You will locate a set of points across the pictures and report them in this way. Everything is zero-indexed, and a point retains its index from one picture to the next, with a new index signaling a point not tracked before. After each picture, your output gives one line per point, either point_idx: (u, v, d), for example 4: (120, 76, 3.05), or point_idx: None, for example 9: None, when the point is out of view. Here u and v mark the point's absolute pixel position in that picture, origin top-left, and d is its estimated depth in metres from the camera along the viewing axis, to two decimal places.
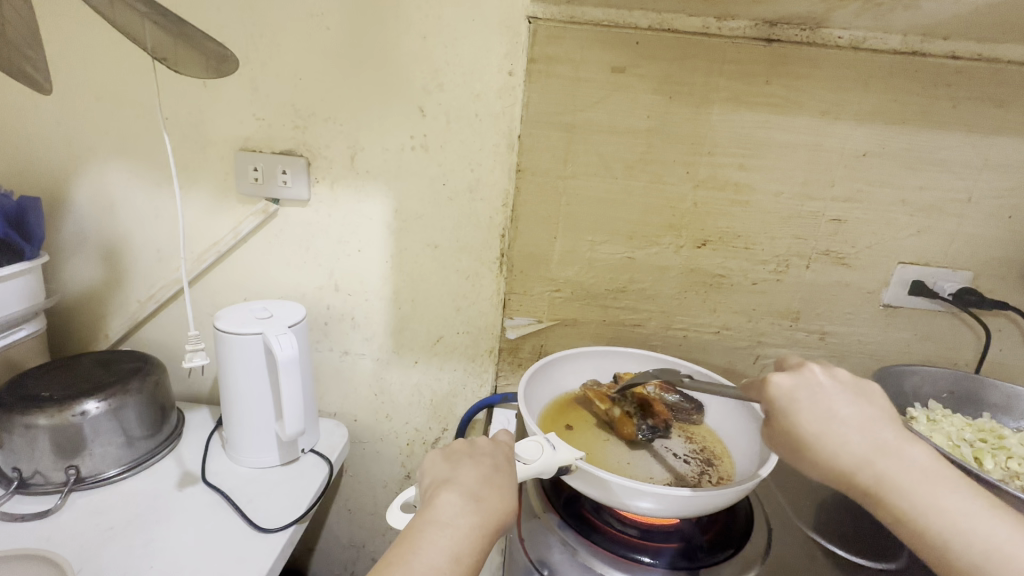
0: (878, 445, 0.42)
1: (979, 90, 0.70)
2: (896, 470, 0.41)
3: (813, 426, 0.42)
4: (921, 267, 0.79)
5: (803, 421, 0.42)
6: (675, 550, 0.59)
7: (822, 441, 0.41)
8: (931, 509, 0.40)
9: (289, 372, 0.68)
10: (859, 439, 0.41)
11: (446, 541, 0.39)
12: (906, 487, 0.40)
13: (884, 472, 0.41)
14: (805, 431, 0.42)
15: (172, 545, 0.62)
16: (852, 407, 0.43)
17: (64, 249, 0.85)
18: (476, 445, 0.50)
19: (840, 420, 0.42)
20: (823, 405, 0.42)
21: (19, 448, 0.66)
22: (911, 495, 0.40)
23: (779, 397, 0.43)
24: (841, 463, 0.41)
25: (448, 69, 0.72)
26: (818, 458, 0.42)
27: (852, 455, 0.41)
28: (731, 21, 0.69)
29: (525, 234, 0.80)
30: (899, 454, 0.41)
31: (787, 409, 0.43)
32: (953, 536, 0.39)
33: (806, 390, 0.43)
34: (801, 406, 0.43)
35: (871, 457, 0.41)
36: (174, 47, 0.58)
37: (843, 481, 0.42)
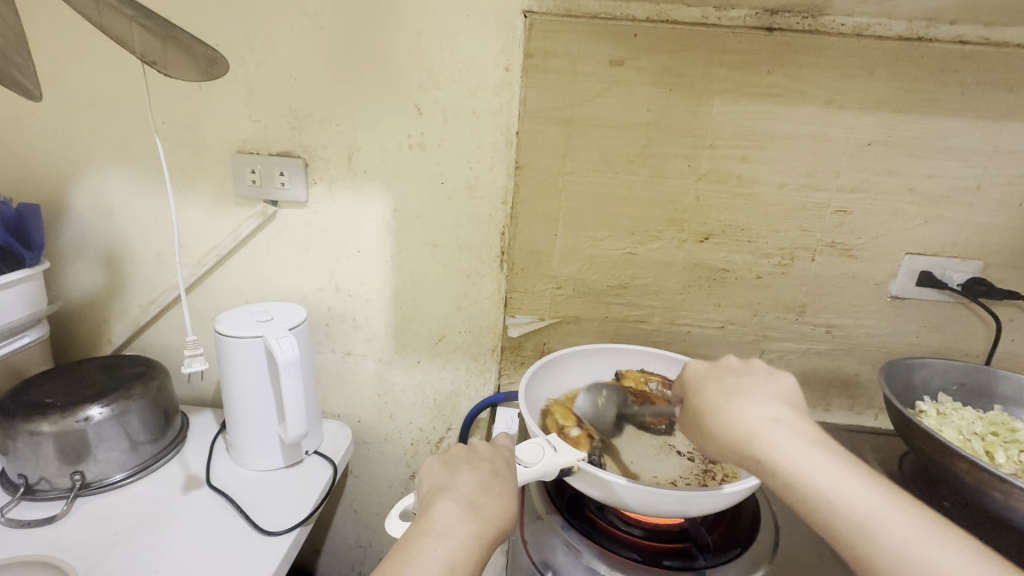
0: (770, 418, 0.44)
1: (987, 75, 0.68)
2: (785, 436, 0.43)
3: (713, 399, 0.48)
4: (929, 258, 0.78)
5: (705, 395, 0.49)
6: (682, 550, 0.58)
7: (720, 413, 0.47)
8: (815, 479, 0.40)
9: (290, 375, 0.68)
10: (752, 407, 0.45)
11: (441, 551, 0.39)
12: (791, 454, 0.41)
13: (775, 438, 0.43)
14: (707, 401, 0.48)
15: (176, 551, 0.62)
16: (751, 385, 0.48)
17: (65, 256, 0.86)
18: (476, 450, 0.49)
19: (738, 394, 0.47)
20: (728, 383, 0.49)
21: (24, 456, 0.66)
22: (796, 463, 0.41)
23: (692, 383, 0.51)
24: (736, 431, 0.45)
25: (444, 66, 0.72)
26: (719, 426, 0.46)
27: (744, 421, 0.45)
28: (731, 11, 0.67)
29: (525, 231, 0.79)
30: (792, 427, 0.44)
31: (697, 386, 0.51)
32: (835, 505, 0.38)
33: (715, 372, 0.51)
34: (707, 386, 0.50)
35: (763, 425, 0.44)
36: (163, 49, 0.58)
37: (735, 449, 0.44)
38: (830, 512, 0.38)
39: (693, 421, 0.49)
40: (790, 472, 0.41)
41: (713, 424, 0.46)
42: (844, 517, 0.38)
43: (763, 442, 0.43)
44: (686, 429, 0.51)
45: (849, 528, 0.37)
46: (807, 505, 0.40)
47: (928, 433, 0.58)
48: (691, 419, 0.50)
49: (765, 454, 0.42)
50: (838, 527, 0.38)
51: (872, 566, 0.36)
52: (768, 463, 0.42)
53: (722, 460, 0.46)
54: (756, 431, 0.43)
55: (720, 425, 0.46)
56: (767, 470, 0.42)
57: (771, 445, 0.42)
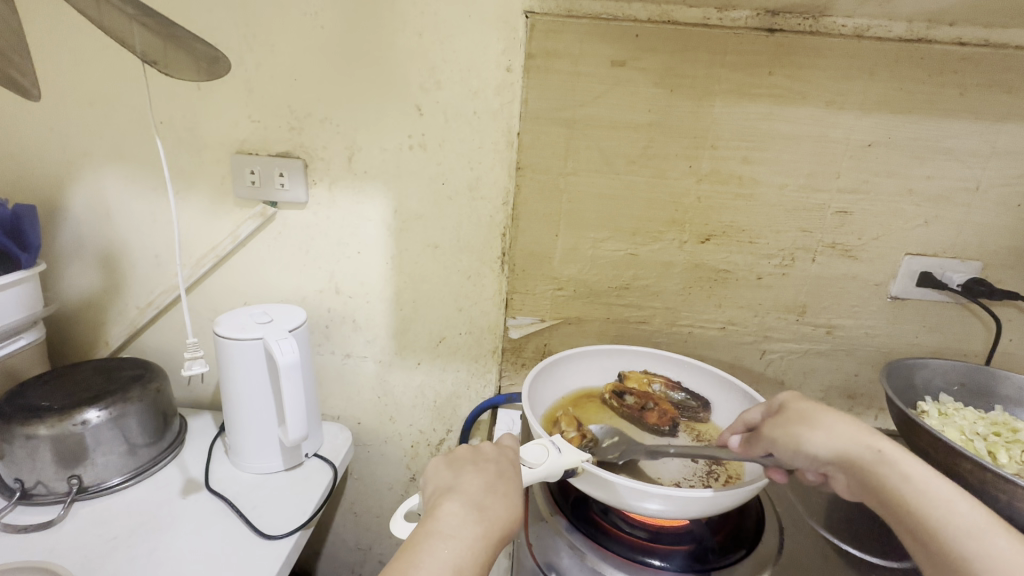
0: (881, 435, 0.49)
1: (986, 76, 0.69)
2: (898, 448, 0.48)
3: (828, 407, 0.53)
4: (929, 258, 0.78)
5: (815, 404, 0.53)
6: (687, 552, 0.58)
7: (834, 416, 0.51)
8: (930, 483, 0.44)
9: (290, 376, 0.67)
10: (863, 423, 0.51)
11: (447, 553, 0.38)
12: (911, 463, 0.46)
13: (891, 445, 0.48)
14: (818, 407, 0.53)
15: (177, 555, 0.62)
16: None
17: (61, 257, 0.85)
18: (480, 450, 0.49)
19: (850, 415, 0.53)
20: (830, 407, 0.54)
21: (20, 459, 0.65)
22: (919, 470, 0.45)
23: (796, 394, 0.56)
24: (853, 431, 0.49)
25: (446, 67, 0.71)
26: (833, 422, 0.50)
27: (861, 427, 0.49)
28: (733, 12, 0.68)
29: (526, 232, 0.79)
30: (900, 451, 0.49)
31: (803, 398, 0.55)
32: (949, 507, 0.42)
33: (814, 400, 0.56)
34: (812, 400, 0.55)
35: (878, 434, 0.49)
36: (163, 49, 0.58)
37: (849, 443, 0.48)
38: (946, 512, 0.42)
39: (791, 416, 0.53)
40: (912, 472, 0.45)
41: (826, 419, 0.51)
42: (961, 517, 0.41)
43: (882, 444, 0.48)
44: (772, 424, 0.54)
45: (963, 525, 0.41)
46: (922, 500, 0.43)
47: (931, 434, 0.58)
48: (790, 414, 0.53)
49: (887, 451, 0.47)
50: (948, 525, 0.41)
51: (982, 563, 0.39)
52: (886, 458, 0.46)
53: (820, 450, 0.49)
54: (877, 436, 0.48)
55: (834, 422, 0.50)
56: (886, 467, 0.46)
57: (892, 450, 0.47)
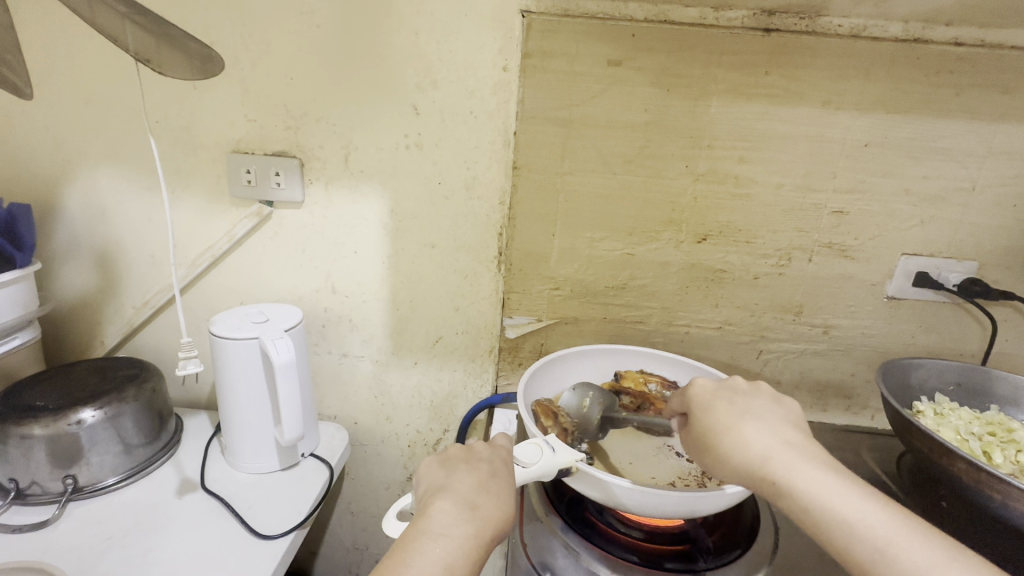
0: (785, 441, 0.45)
1: (983, 76, 0.69)
2: (798, 461, 0.44)
3: (725, 417, 0.48)
4: (926, 258, 0.78)
5: (716, 414, 0.49)
6: (682, 552, 0.58)
7: (732, 433, 0.47)
8: (833, 504, 0.41)
9: (286, 376, 0.67)
10: (764, 429, 0.46)
11: (439, 552, 0.38)
12: (811, 476, 0.42)
13: (789, 460, 0.44)
14: (718, 422, 0.48)
15: (172, 555, 0.62)
16: (759, 407, 0.49)
17: (57, 256, 0.84)
18: (473, 450, 0.49)
19: (752, 414, 0.48)
20: (737, 404, 0.50)
21: (14, 459, 0.65)
22: (819, 488, 0.42)
23: (699, 398, 0.52)
24: (749, 451, 0.45)
25: (442, 66, 0.71)
26: (730, 446, 0.46)
27: (758, 442, 0.45)
28: (730, 11, 0.67)
29: (523, 232, 0.79)
30: (805, 451, 0.45)
31: (706, 405, 0.51)
32: (854, 528, 0.40)
33: (722, 394, 0.51)
34: (716, 406, 0.50)
35: (776, 447, 0.45)
36: (158, 48, 0.58)
37: (747, 469, 0.45)
38: (848, 537, 0.40)
39: (699, 440, 0.50)
40: (808, 495, 0.42)
41: (726, 442, 0.47)
42: (863, 540, 0.39)
43: (780, 464, 0.43)
44: (688, 442, 0.51)
45: (867, 551, 0.39)
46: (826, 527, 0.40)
47: (926, 434, 0.58)
48: (698, 434, 0.50)
49: (783, 478, 0.43)
50: (854, 553, 0.39)
51: None
52: (786, 484, 0.43)
53: (729, 480, 0.46)
54: (772, 454, 0.44)
55: (733, 443, 0.46)
56: (785, 495, 0.42)
57: (789, 468, 0.43)
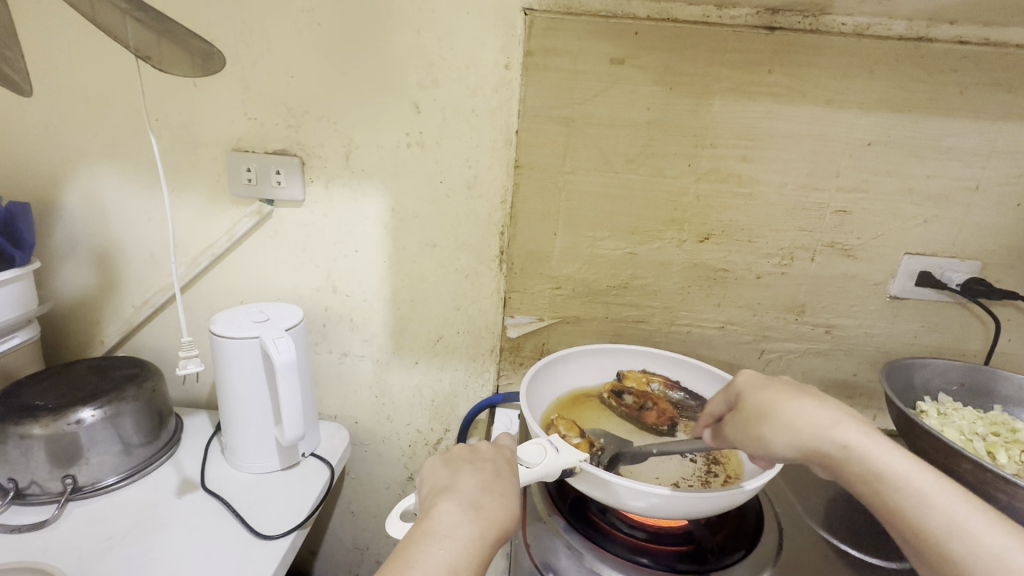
0: (847, 415, 0.45)
1: (986, 75, 0.69)
2: (864, 434, 0.44)
3: (784, 390, 0.48)
4: (929, 258, 0.78)
5: (773, 390, 0.49)
6: (686, 553, 0.58)
7: (797, 402, 0.47)
8: (903, 476, 0.41)
9: (287, 376, 0.67)
10: (826, 403, 0.46)
11: (443, 553, 0.38)
12: (884, 451, 0.43)
13: (858, 433, 0.44)
14: (778, 395, 0.48)
15: (172, 556, 0.61)
16: (811, 388, 0.49)
17: (56, 255, 0.84)
18: (477, 450, 0.49)
19: (812, 393, 0.48)
20: (789, 384, 0.50)
21: (13, 459, 0.64)
22: (894, 461, 0.42)
23: (750, 380, 0.51)
24: (814, 423, 0.45)
25: (444, 64, 0.71)
26: (794, 413, 0.46)
27: (824, 415, 0.45)
28: (732, 10, 0.67)
29: (524, 231, 0.79)
30: (870, 430, 0.45)
31: (758, 385, 0.50)
32: (925, 501, 0.40)
33: (772, 376, 0.52)
34: (770, 385, 0.50)
35: (843, 420, 0.45)
36: (158, 45, 0.57)
37: (813, 440, 0.44)
38: (922, 507, 0.40)
39: (750, 414, 0.48)
40: (886, 466, 0.42)
41: (788, 413, 0.46)
42: (939, 513, 0.39)
43: (849, 435, 0.44)
44: (735, 422, 0.50)
45: (942, 522, 0.39)
46: (898, 496, 0.41)
47: (931, 434, 0.58)
48: (749, 411, 0.49)
49: (857, 447, 0.43)
50: (929, 524, 0.39)
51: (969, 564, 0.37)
52: (856, 453, 0.43)
53: (788, 453, 0.45)
54: (843, 424, 0.44)
55: (795, 413, 0.46)
56: (859, 463, 0.42)
57: (856, 441, 0.43)
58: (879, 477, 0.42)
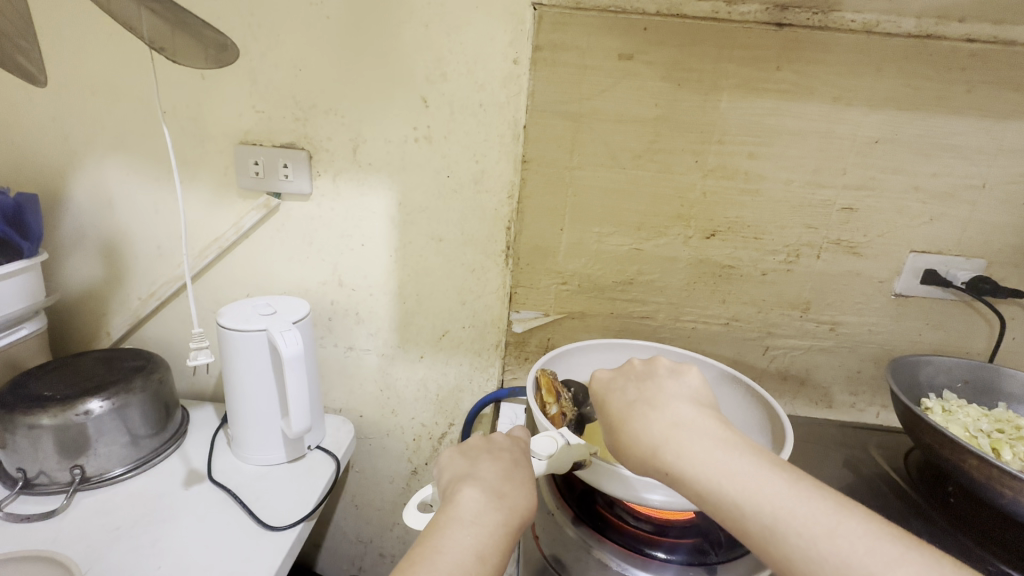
0: (672, 422, 0.43)
1: (995, 73, 0.69)
2: (688, 441, 0.42)
3: (620, 407, 0.47)
4: (934, 256, 0.78)
5: (614, 407, 0.48)
6: (691, 545, 0.58)
7: (629, 423, 0.46)
8: (721, 484, 0.39)
9: (295, 369, 0.67)
10: (654, 414, 0.45)
11: (468, 539, 0.38)
12: (701, 455, 0.41)
13: (678, 445, 0.41)
14: (616, 414, 0.47)
15: (180, 545, 0.62)
16: (653, 389, 0.48)
17: (63, 247, 0.84)
18: (493, 441, 0.49)
19: (647, 400, 0.47)
20: (631, 391, 0.48)
21: (22, 449, 0.65)
22: (711, 469, 0.39)
23: (601, 389, 0.51)
24: (642, 442, 0.44)
25: (452, 58, 0.71)
26: (626, 438, 0.45)
27: (651, 431, 0.44)
28: (742, 5, 0.67)
29: (531, 226, 0.79)
30: (697, 429, 0.42)
31: (603, 398, 0.50)
32: (743, 507, 0.38)
33: (622, 379, 0.50)
34: (613, 396, 0.49)
35: (667, 431, 0.43)
36: (172, 35, 0.58)
37: (644, 462, 0.43)
38: (741, 513, 0.38)
39: (603, 433, 0.49)
40: (697, 479, 0.40)
41: (625, 434, 0.45)
42: (753, 520, 0.37)
43: (667, 453, 0.41)
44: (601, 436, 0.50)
45: (759, 527, 0.37)
46: (717, 508, 0.39)
47: (936, 429, 0.58)
48: (603, 428, 0.49)
49: (671, 467, 0.41)
50: (750, 531, 0.37)
51: (789, 567, 0.35)
52: (676, 473, 0.41)
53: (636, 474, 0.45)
54: (661, 441, 0.42)
55: (630, 434, 0.45)
56: (677, 483, 0.41)
57: (676, 452, 0.41)
58: (701, 494, 0.39)
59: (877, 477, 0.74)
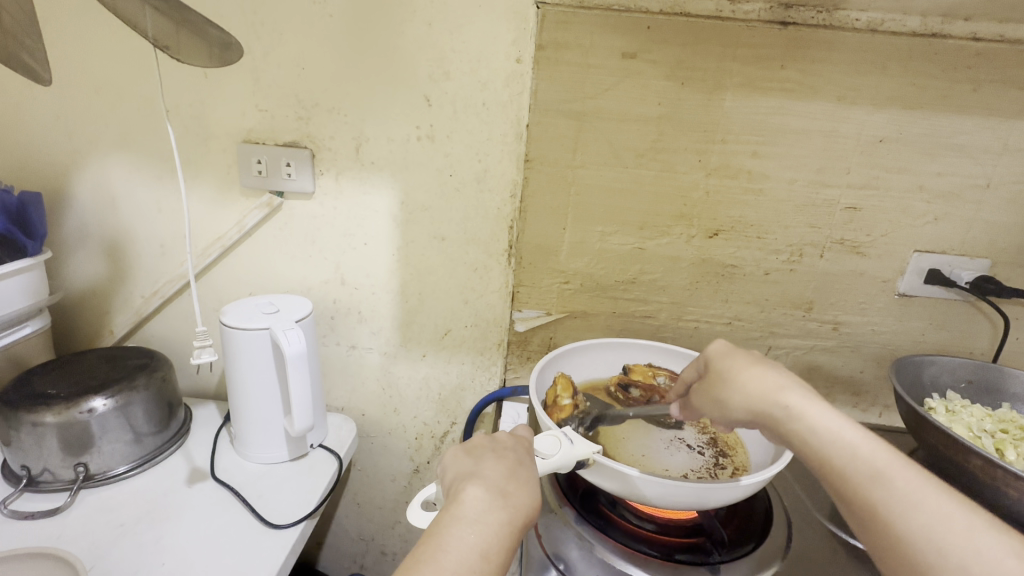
0: (797, 381, 0.48)
1: (1001, 72, 0.68)
2: (809, 396, 0.46)
3: (744, 360, 0.52)
4: (938, 256, 0.78)
5: (734, 360, 0.53)
6: (694, 545, 0.58)
7: (753, 371, 0.50)
8: (839, 431, 0.43)
9: (297, 368, 0.67)
10: (779, 372, 0.49)
11: (473, 538, 0.38)
12: (821, 410, 0.45)
13: (802, 396, 0.46)
14: (738, 364, 0.52)
15: (183, 543, 0.62)
16: (775, 361, 0.52)
17: (67, 245, 0.84)
18: (497, 439, 0.49)
19: (770, 364, 0.51)
20: (752, 356, 0.53)
21: (27, 447, 0.65)
22: (826, 419, 0.44)
23: (718, 350, 0.56)
24: (766, 386, 0.48)
25: (455, 56, 0.71)
26: (747, 383, 0.49)
27: (777, 379, 0.48)
28: (746, 4, 0.67)
29: (533, 225, 0.79)
30: (813, 392, 0.47)
31: (726, 353, 0.55)
32: (856, 451, 0.41)
33: (739, 347, 0.55)
34: (733, 354, 0.54)
35: (794, 384, 0.48)
36: (175, 33, 0.58)
37: (761, 401, 0.48)
38: (851, 455, 0.41)
39: (714, 380, 0.53)
40: (816, 422, 0.44)
41: (744, 378, 0.50)
42: (863, 462, 0.41)
43: (793, 397, 0.46)
44: (704, 389, 0.54)
45: (865, 471, 0.40)
46: (827, 451, 0.43)
47: (940, 429, 0.58)
48: (715, 377, 0.53)
49: (795, 407, 0.45)
50: (852, 474, 0.41)
51: (884, 508, 0.39)
52: (796, 412, 0.45)
53: (743, 415, 0.49)
54: (788, 388, 0.47)
55: (749, 380, 0.49)
56: (796, 421, 0.45)
57: (802, 399, 0.46)
58: (817, 437, 0.43)
59: None
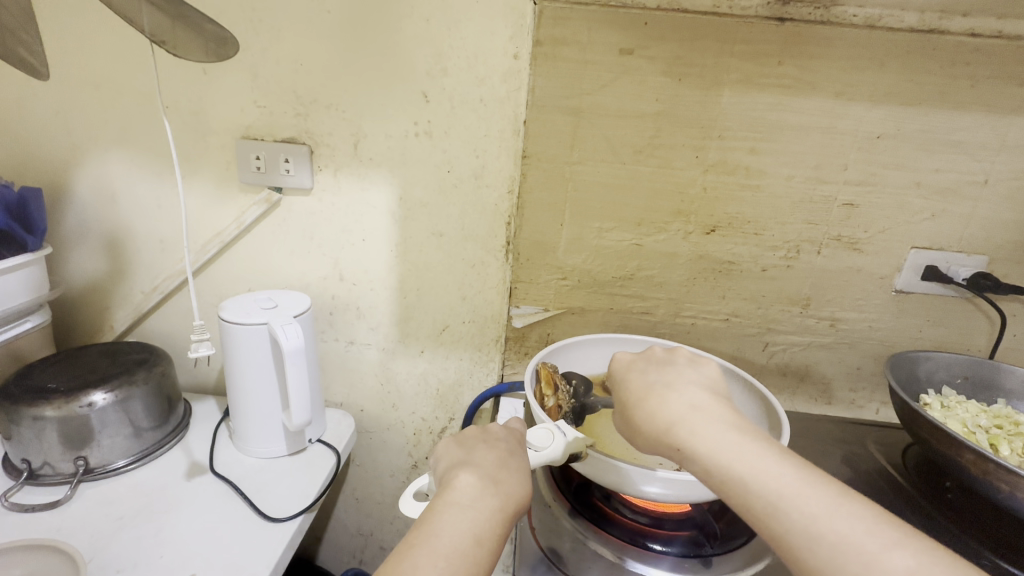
0: (691, 403, 0.44)
1: (999, 69, 0.68)
2: (700, 424, 0.42)
3: (638, 386, 0.48)
4: (935, 252, 0.78)
5: (632, 385, 0.48)
6: (687, 538, 0.58)
7: (646, 401, 0.46)
8: (730, 462, 0.39)
9: (295, 363, 0.67)
10: (673, 397, 0.45)
11: (466, 523, 0.39)
12: (714, 436, 0.41)
13: (694, 426, 0.42)
14: (633, 392, 0.47)
15: (181, 536, 0.62)
16: (677, 375, 0.48)
17: (67, 241, 0.85)
18: (490, 431, 0.50)
19: (666, 383, 0.47)
20: (651, 373, 0.49)
21: (27, 440, 0.66)
22: (718, 447, 0.40)
23: (620, 367, 0.51)
24: (659, 419, 0.44)
25: (452, 53, 0.71)
26: (643, 415, 0.45)
27: (669, 409, 0.44)
28: (743, 0, 0.66)
29: (531, 221, 0.79)
30: (713, 413, 0.43)
31: (621, 376, 0.50)
32: (749, 484, 0.38)
33: (640, 362, 0.51)
34: (632, 375, 0.49)
35: (685, 411, 0.43)
36: (172, 28, 0.58)
37: (657, 437, 0.44)
38: (747, 488, 0.38)
39: (616, 409, 0.49)
40: (707, 455, 0.40)
41: (641, 411, 0.46)
42: (759, 497, 0.37)
43: (684, 431, 0.42)
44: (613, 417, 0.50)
45: (763, 506, 0.37)
46: (724, 486, 0.39)
47: (934, 425, 0.58)
48: (618, 405, 0.49)
49: (684, 443, 0.41)
50: (753, 506, 0.37)
51: (787, 543, 0.35)
52: (688, 450, 0.41)
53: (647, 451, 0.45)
54: (679, 419, 0.43)
55: (646, 411, 0.45)
56: (687, 459, 0.41)
57: (692, 430, 0.42)
58: (709, 472, 0.40)
59: (876, 473, 0.74)
